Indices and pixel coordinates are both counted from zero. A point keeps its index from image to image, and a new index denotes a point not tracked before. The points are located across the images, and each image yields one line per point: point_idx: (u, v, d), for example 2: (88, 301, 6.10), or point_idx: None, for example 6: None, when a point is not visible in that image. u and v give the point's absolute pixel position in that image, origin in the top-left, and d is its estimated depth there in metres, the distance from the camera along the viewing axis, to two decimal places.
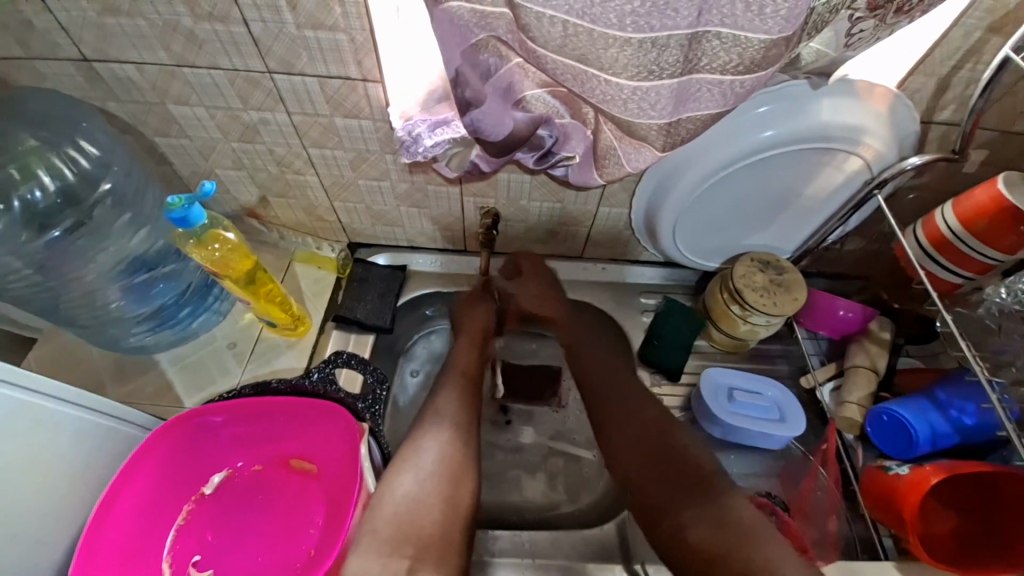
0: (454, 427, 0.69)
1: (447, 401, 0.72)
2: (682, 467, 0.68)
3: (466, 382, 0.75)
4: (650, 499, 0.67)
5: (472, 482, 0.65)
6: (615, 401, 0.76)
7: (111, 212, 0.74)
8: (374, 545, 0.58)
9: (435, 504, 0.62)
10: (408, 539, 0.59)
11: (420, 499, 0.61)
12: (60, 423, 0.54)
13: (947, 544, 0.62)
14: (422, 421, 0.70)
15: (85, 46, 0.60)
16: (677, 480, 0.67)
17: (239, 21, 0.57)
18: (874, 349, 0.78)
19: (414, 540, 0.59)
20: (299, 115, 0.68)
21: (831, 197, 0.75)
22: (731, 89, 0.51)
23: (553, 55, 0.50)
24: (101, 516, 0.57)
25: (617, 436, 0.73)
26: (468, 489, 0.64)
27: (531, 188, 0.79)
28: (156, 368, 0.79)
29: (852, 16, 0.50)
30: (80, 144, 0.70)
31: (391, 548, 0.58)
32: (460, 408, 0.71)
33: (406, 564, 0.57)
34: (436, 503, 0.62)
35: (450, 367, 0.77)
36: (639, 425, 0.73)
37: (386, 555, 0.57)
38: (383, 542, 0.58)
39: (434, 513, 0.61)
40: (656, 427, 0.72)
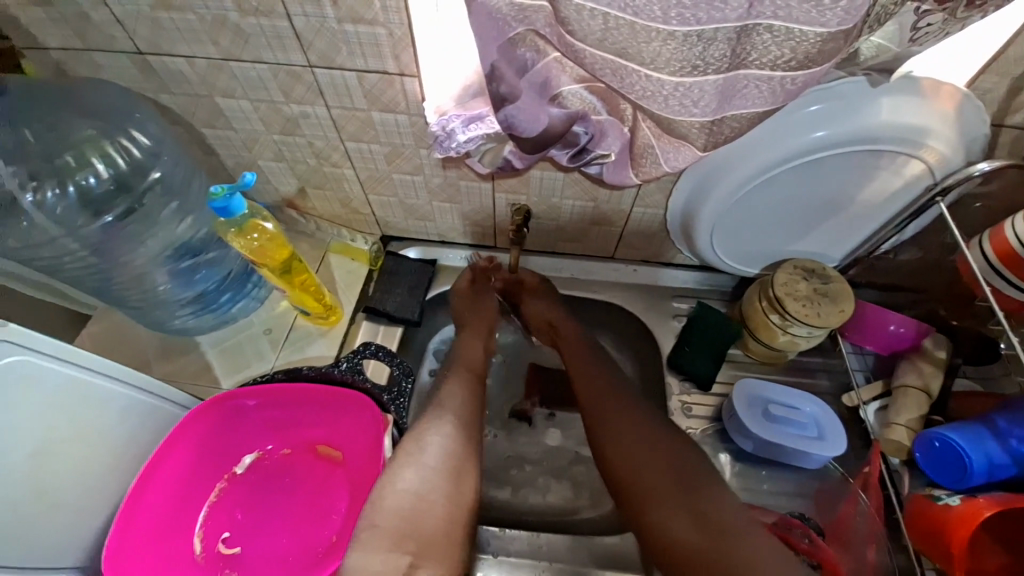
0: (458, 420, 0.69)
1: (451, 398, 0.71)
2: (670, 460, 0.62)
3: (471, 378, 0.75)
4: (633, 489, 0.62)
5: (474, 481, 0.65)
6: (613, 407, 0.70)
7: (159, 199, 0.77)
8: (375, 539, 0.58)
9: (438, 502, 0.61)
10: (410, 535, 0.58)
11: (422, 494, 0.61)
12: (106, 400, 0.57)
13: None
14: (423, 415, 0.69)
15: (141, 40, 0.63)
16: (665, 473, 0.61)
17: (282, 16, 0.58)
18: (927, 369, 0.73)
19: (416, 535, 0.58)
20: (338, 109, 0.69)
21: (887, 202, 0.70)
22: (781, 85, 0.48)
23: (591, 49, 0.48)
24: (140, 488, 0.60)
25: (608, 433, 0.68)
26: (470, 488, 0.64)
27: (564, 185, 0.78)
28: (198, 350, 0.83)
29: (919, 9, 0.46)
30: (132, 134, 0.74)
31: (393, 543, 0.57)
32: (464, 406, 0.71)
33: (406, 561, 0.56)
34: (439, 499, 0.61)
35: (460, 362, 0.78)
36: (632, 417, 0.68)
37: (388, 548, 0.57)
38: (384, 536, 0.58)
39: (436, 509, 0.60)
40: (652, 424, 0.67)
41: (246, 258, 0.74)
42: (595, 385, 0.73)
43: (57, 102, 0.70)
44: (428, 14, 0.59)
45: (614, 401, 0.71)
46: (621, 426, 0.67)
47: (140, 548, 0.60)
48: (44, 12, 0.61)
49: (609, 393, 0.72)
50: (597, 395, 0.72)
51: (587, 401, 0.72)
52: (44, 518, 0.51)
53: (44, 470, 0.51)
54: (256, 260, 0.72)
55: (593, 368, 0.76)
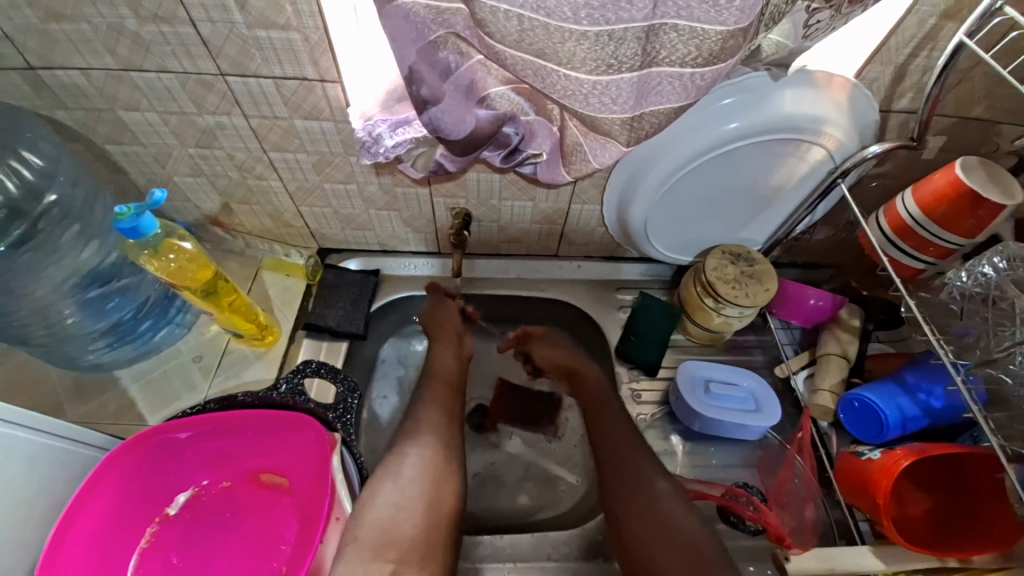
0: (435, 429, 0.69)
1: (432, 412, 0.71)
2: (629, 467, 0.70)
3: (449, 387, 0.75)
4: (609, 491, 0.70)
5: (454, 484, 0.65)
6: (613, 451, 0.72)
7: (59, 224, 0.70)
8: (356, 553, 0.57)
9: (416, 510, 0.62)
10: (390, 545, 0.58)
11: (400, 505, 0.61)
12: (12, 449, 0.51)
13: (923, 526, 0.63)
14: (401, 430, 0.70)
15: (26, 52, 0.57)
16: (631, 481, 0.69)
17: (186, 22, 0.54)
18: (844, 336, 0.79)
19: (396, 545, 0.58)
20: (257, 118, 0.66)
21: (798, 186, 0.76)
22: (691, 81, 0.51)
23: (511, 51, 0.49)
24: (56, 544, 0.54)
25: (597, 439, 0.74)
26: (450, 492, 0.65)
27: (501, 187, 0.78)
28: (117, 386, 0.76)
29: (809, 7, 0.51)
30: (22, 155, 0.67)
31: (374, 553, 0.57)
32: (441, 414, 0.72)
33: (389, 568, 0.57)
34: (417, 509, 0.61)
35: (429, 374, 0.77)
36: (605, 425, 0.75)
37: (370, 560, 0.57)
38: (365, 549, 0.58)
39: (415, 517, 0.61)
40: (617, 430, 0.74)
41: (165, 282, 0.69)
42: (600, 416, 0.76)
43: None
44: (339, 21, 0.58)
45: (609, 436, 0.74)
46: (614, 469, 0.71)
47: None
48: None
49: (603, 429, 0.75)
50: (600, 431, 0.75)
51: (588, 419, 0.77)
52: None
53: None
54: (174, 284, 0.68)
55: (592, 393, 0.80)
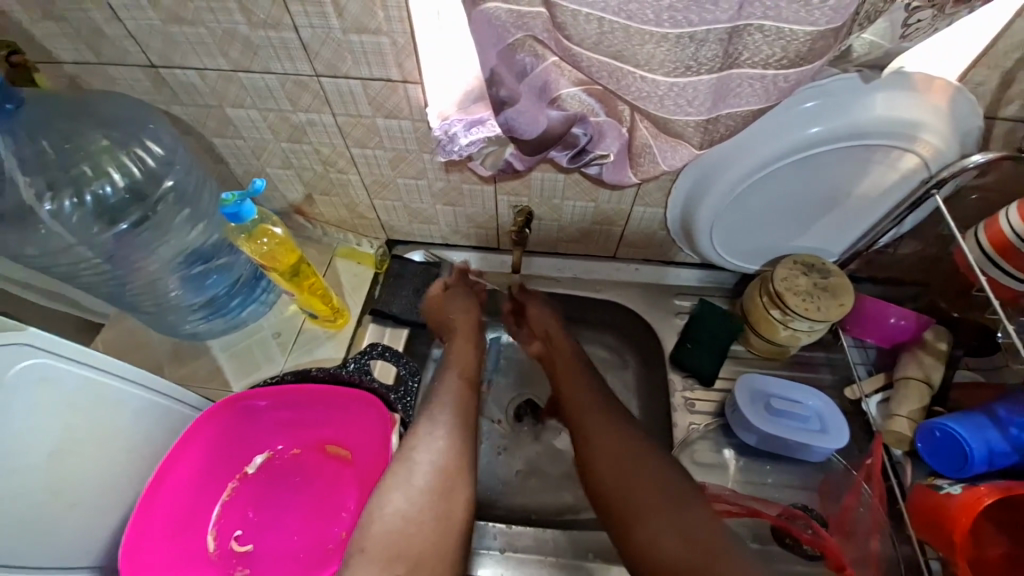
0: (449, 432, 0.67)
1: (440, 412, 0.69)
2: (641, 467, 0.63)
3: (465, 383, 0.74)
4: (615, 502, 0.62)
5: (465, 492, 0.63)
6: (614, 454, 0.66)
7: (173, 207, 0.79)
8: (365, 565, 0.56)
9: (428, 520, 0.60)
10: (400, 557, 0.57)
11: (410, 516, 0.59)
12: (122, 400, 0.59)
13: (1000, 572, 0.58)
14: (413, 427, 0.67)
15: (153, 52, 0.66)
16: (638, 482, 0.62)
17: (290, 27, 0.60)
18: (928, 360, 0.73)
19: (407, 557, 0.57)
20: (344, 116, 0.71)
21: (884, 196, 0.71)
22: (773, 84, 0.50)
23: (588, 53, 0.50)
24: (154, 489, 0.61)
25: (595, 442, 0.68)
26: (461, 499, 0.63)
27: (565, 187, 0.79)
28: (209, 354, 0.85)
29: (908, 6, 0.47)
30: (145, 144, 0.75)
31: (384, 567, 0.56)
32: (455, 416, 0.69)
33: None
34: (427, 520, 0.59)
35: (447, 365, 0.76)
36: (601, 428, 0.69)
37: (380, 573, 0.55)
38: (376, 560, 0.56)
39: (426, 529, 0.59)
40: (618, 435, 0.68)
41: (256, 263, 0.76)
42: (601, 431, 0.69)
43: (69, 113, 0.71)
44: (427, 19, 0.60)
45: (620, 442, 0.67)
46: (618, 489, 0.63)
47: (157, 546, 0.62)
48: (57, 28, 0.63)
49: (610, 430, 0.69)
50: (596, 433, 0.69)
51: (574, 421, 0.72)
52: (60, 516, 0.53)
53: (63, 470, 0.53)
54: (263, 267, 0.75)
55: (584, 393, 0.75)
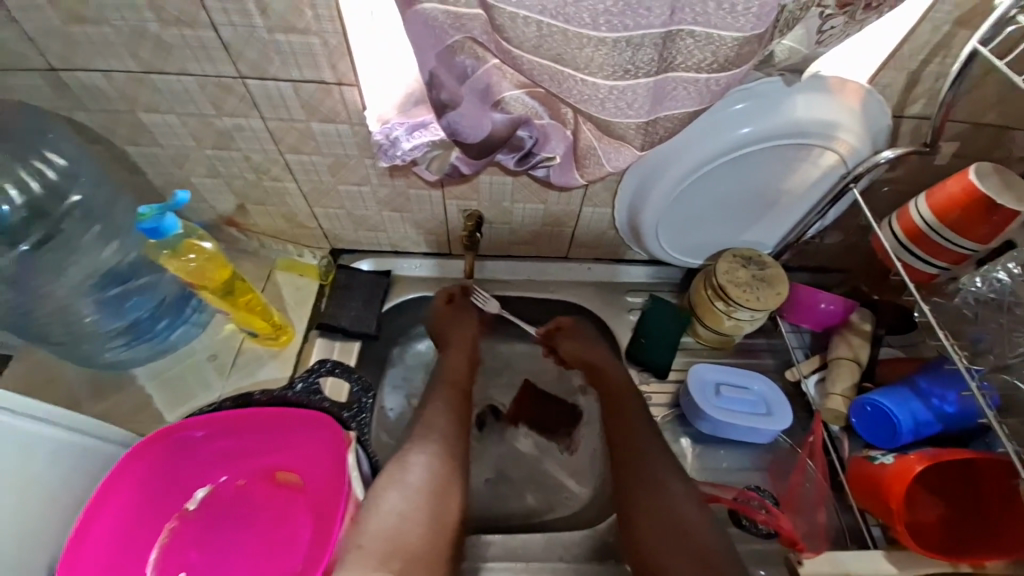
0: (443, 439, 0.70)
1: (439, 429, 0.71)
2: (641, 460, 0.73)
3: (455, 393, 0.77)
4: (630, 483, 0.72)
5: (459, 494, 0.66)
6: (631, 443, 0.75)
7: (80, 224, 0.72)
8: (361, 560, 0.57)
9: (421, 520, 0.62)
10: (396, 554, 0.58)
11: (405, 514, 0.61)
12: (31, 447, 0.52)
13: (935, 532, 0.63)
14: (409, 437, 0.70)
15: (51, 55, 0.59)
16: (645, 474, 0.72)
17: (207, 26, 0.56)
18: (855, 340, 0.79)
19: (401, 554, 0.58)
20: (275, 120, 0.67)
21: (810, 191, 0.76)
22: (707, 87, 0.52)
23: (528, 56, 0.50)
24: (79, 540, 0.55)
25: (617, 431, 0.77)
26: (455, 503, 0.65)
27: (513, 190, 0.79)
28: (133, 385, 0.77)
29: (822, 14, 0.51)
30: (46, 155, 0.68)
31: (379, 562, 0.57)
32: (449, 423, 0.73)
33: None
34: (420, 518, 0.62)
35: (440, 377, 0.80)
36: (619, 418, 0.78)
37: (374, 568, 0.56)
38: (370, 556, 0.57)
39: (420, 527, 0.61)
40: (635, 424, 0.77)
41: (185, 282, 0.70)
42: (616, 425, 0.77)
43: None
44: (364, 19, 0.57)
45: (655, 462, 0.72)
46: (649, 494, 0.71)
47: None
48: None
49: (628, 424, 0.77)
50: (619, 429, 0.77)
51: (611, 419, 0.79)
52: None
53: None
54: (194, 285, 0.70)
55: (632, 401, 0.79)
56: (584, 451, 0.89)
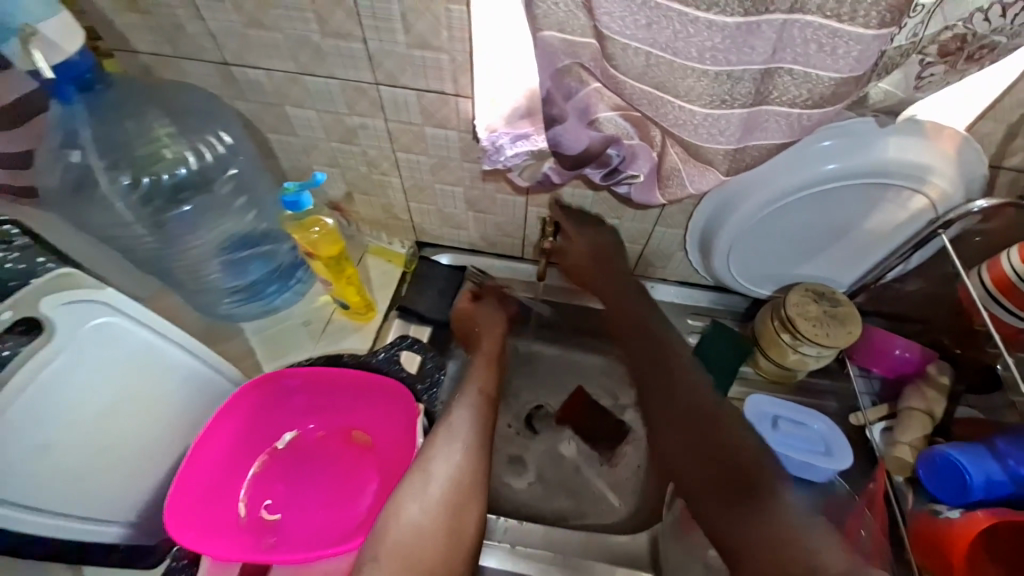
0: (466, 448, 0.69)
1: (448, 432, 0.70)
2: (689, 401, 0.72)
3: (483, 401, 0.75)
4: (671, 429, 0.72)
5: (477, 509, 0.66)
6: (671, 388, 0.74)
7: (230, 194, 0.83)
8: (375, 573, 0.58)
9: (438, 536, 0.62)
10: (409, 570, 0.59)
11: (422, 527, 0.62)
12: (174, 366, 0.62)
13: None
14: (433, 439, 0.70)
15: (226, 51, 0.70)
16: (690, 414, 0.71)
17: (359, 39, 0.66)
18: (931, 393, 0.77)
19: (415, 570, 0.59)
20: (395, 122, 0.77)
21: (892, 233, 0.76)
22: (798, 121, 0.56)
23: (632, 81, 0.56)
24: (197, 449, 0.65)
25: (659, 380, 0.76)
26: (472, 517, 0.65)
27: (592, 204, 0.84)
28: (243, 335, 0.90)
29: (923, 61, 0.54)
30: (218, 134, 0.79)
31: None
32: (473, 432, 0.71)
33: None
34: (437, 533, 0.62)
35: (468, 381, 0.78)
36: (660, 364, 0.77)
37: None
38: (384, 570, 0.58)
39: (436, 543, 0.61)
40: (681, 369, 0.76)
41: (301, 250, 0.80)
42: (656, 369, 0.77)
43: (134, 92, 0.73)
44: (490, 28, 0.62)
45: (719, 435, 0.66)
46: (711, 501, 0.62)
47: (193, 505, 0.64)
48: (138, 19, 0.67)
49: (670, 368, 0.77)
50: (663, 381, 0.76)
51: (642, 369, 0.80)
52: (104, 469, 0.56)
53: (107, 428, 0.55)
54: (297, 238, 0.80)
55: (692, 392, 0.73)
56: (625, 466, 0.91)
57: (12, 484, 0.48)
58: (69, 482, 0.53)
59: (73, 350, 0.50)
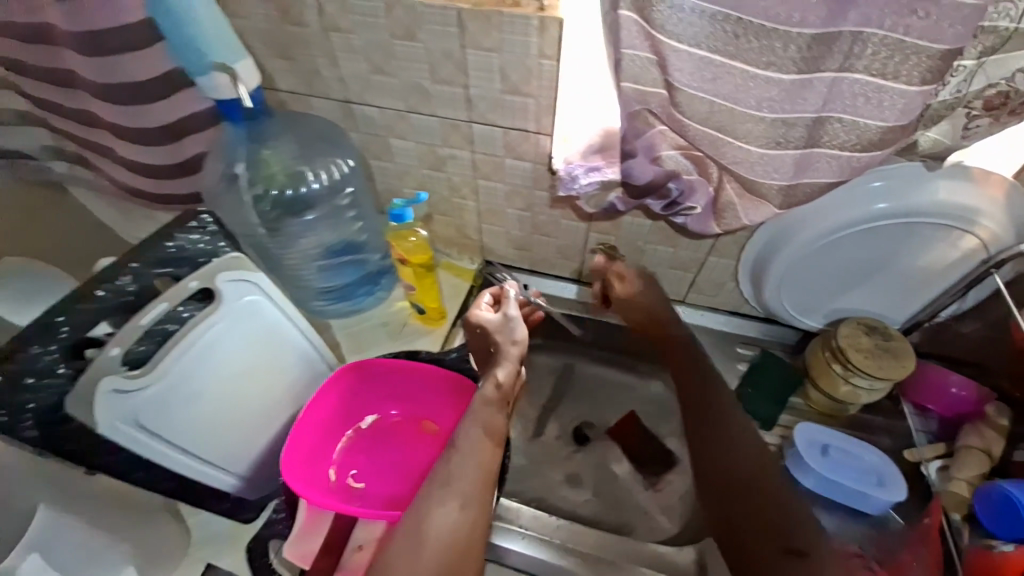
0: (464, 499, 0.54)
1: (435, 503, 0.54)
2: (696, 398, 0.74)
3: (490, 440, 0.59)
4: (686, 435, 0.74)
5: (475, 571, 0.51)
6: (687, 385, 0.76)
7: (344, 207, 0.98)
8: None
9: None
10: None
11: None
12: (294, 346, 0.72)
13: None
14: (426, 484, 0.55)
15: (352, 92, 0.86)
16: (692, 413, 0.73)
17: (461, 86, 0.80)
18: (989, 433, 0.77)
19: None
20: (481, 154, 0.90)
21: (946, 272, 0.79)
22: (848, 163, 0.63)
23: (696, 125, 0.65)
24: (305, 417, 0.74)
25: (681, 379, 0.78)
26: None
27: (650, 233, 0.92)
28: (330, 330, 1.03)
29: (968, 114, 0.60)
30: (340, 161, 0.94)
31: None
32: (474, 477, 0.55)
33: None
34: None
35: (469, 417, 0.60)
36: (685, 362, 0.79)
37: None
38: None
39: None
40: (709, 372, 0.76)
41: (396, 257, 0.92)
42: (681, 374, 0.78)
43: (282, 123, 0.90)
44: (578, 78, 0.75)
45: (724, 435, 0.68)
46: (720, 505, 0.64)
47: (298, 463, 0.73)
48: (287, 66, 0.84)
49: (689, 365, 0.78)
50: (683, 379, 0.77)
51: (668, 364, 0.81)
52: (231, 424, 0.66)
53: (239, 389, 0.65)
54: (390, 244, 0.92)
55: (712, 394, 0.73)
56: (670, 489, 0.94)
57: (170, 422, 0.58)
58: (210, 430, 0.63)
59: (229, 318, 0.61)
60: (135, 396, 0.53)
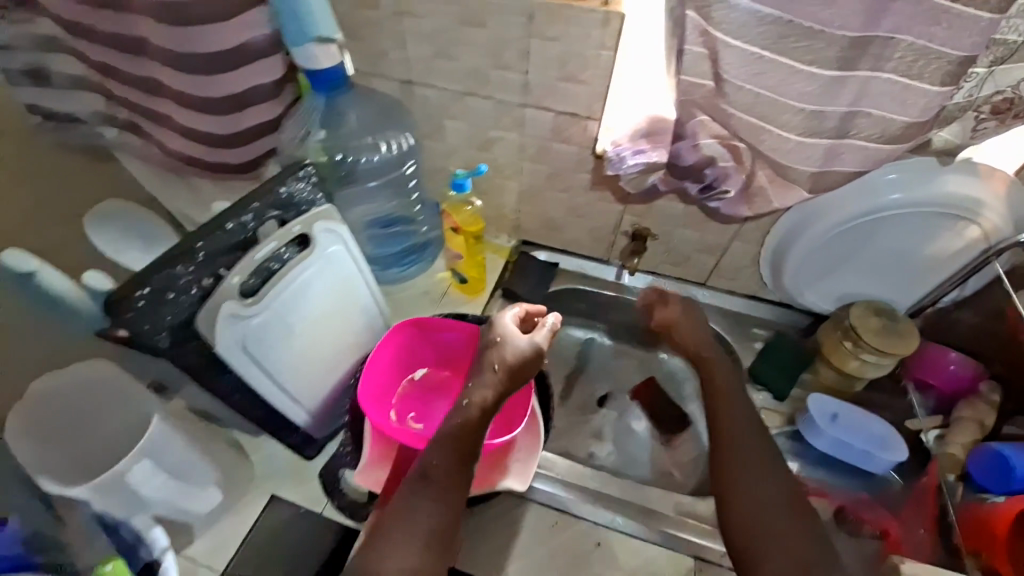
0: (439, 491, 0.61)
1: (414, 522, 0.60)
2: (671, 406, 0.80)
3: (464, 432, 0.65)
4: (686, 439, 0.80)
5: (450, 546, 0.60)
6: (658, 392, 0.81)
7: (401, 181, 1.07)
8: None
9: None
10: None
11: None
12: (364, 297, 0.79)
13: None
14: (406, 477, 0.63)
15: (414, 73, 0.93)
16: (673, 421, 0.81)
17: (521, 72, 0.88)
18: (982, 407, 0.87)
19: None
20: (530, 136, 0.97)
21: (948, 261, 0.88)
22: (872, 154, 0.72)
23: (739, 114, 0.73)
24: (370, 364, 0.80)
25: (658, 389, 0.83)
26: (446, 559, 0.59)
27: (681, 217, 1.00)
28: None
29: (977, 117, 0.69)
30: (401, 136, 1.01)
31: None
32: (448, 465, 0.63)
33: None
34: None
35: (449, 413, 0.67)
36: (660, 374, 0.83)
37: None
38: None
39: None
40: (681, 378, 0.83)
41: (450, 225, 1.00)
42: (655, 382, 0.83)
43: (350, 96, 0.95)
44: (631, 75, 0.87)
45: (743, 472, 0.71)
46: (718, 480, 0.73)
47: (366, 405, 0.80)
48: (356, 45, 0.91)
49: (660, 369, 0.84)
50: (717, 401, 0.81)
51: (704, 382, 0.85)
52: (312, 362, 0.73)
53: (321, 330, 0.72)
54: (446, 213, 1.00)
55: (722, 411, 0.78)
56: (688, 452, 1.02)
57: (268, 353, 0.65)
58: (296, 365, 0.70)
59: (320, 263, 0.68)
60: (247, 322, 0.60)
